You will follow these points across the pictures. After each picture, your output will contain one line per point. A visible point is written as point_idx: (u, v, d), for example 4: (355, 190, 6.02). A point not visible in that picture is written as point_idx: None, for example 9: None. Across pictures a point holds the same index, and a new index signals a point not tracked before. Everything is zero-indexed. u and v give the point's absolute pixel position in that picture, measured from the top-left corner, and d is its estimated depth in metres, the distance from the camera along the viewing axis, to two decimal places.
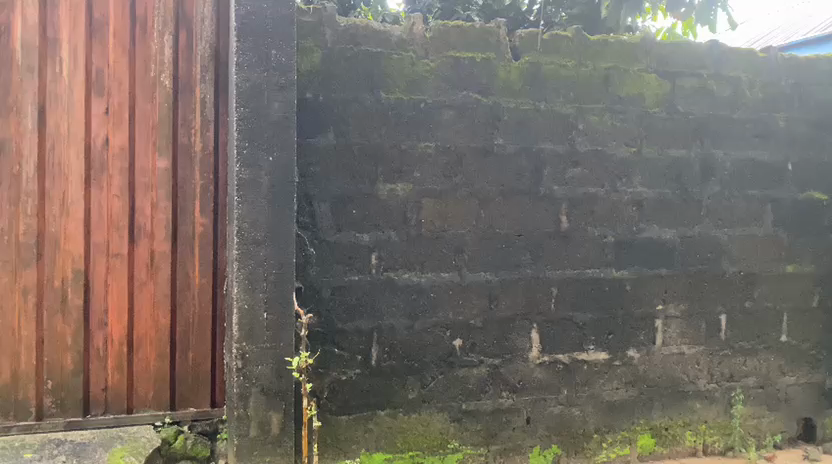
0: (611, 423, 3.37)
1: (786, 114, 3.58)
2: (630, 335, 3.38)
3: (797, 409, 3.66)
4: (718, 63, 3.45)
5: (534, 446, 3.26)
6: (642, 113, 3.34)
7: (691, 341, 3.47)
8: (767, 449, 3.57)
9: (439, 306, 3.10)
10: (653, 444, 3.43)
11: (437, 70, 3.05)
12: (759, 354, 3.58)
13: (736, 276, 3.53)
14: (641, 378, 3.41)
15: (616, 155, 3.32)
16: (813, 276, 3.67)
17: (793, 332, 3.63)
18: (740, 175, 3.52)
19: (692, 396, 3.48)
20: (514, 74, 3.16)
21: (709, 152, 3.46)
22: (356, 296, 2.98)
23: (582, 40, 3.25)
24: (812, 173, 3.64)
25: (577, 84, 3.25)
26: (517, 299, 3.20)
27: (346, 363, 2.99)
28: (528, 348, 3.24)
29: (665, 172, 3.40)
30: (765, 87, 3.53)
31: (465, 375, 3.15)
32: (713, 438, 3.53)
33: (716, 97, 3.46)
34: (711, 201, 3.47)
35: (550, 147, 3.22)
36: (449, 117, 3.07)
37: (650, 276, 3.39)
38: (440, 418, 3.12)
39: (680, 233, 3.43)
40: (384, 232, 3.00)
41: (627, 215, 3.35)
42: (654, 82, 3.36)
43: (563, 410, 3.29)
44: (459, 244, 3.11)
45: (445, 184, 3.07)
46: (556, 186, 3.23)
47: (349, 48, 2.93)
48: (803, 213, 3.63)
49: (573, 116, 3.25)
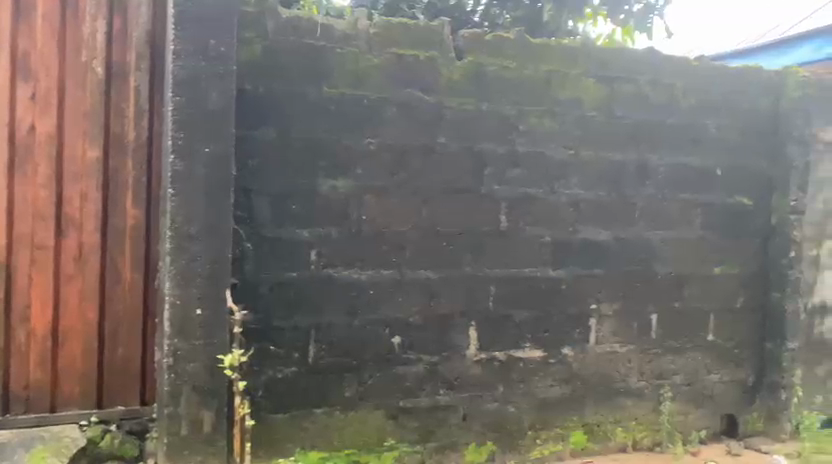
0: (545, 420, 3.43)
1: (717, 122, 3.72)
2: (566, 333, 3.45)
3: (722, 405, 3.81)
4: (654, 70, 3.55)
5: (470, 443, 3.28)
6: (580, 117, 3.41)
7: (623, 339, 3.57)
8: (693, 444, 3.70)
9: (379, 304, 3.08)
10: (586, 440, 3.51)
11: (381, 67, 3.03)
12: (687, 352, 3.71)
13: (667, 277, 3.65)
14: (575, 375, 3.48)
15: (556, 157, 3.37)
16: (738, 277, 3.83)
17: (719, 331, 3.79)
18: (673, 179, 3.64)
19: (623, 393, 3.58)
20: (458, 74, 3.17)
21: (644, 156, 3.56)
22: (295, 293, 2.93)
23: (524, 44, 3.29)
24: (740, 179, 3.80)
25: (519, 85, 3.28)
26: (456, 298, 3.22)
27: (283, 360, 2.94)
28: (467, 346, 3.26)
29: (602, 174, 3.48)
30: (698, 96, 3.66)
31: (403, 373, 3.15)
32: (643, 434, 3.63)
33: (651, 104, 3.56)
34: (646, 204, 3.58)
35: (492, 147, 3.24)
36: (392, 114, 3.06)
37: (586, 276, 3.47)
38: (377, 416, 3.11)
39: (615, 234, 3.52)
40: (324, 228, 2.96)
41: (565, 215, 3.41)
42: (593, 87, 3.43)
43: (499, 407, 3.33)
44: (400, 242, 3.10)
45: (387, 180, 3.06)
46: (497, 186, 3.26)
47: (291, 40, 2.87)
48: (731, 217, 3.79)
49: (515, 117, 3.28)
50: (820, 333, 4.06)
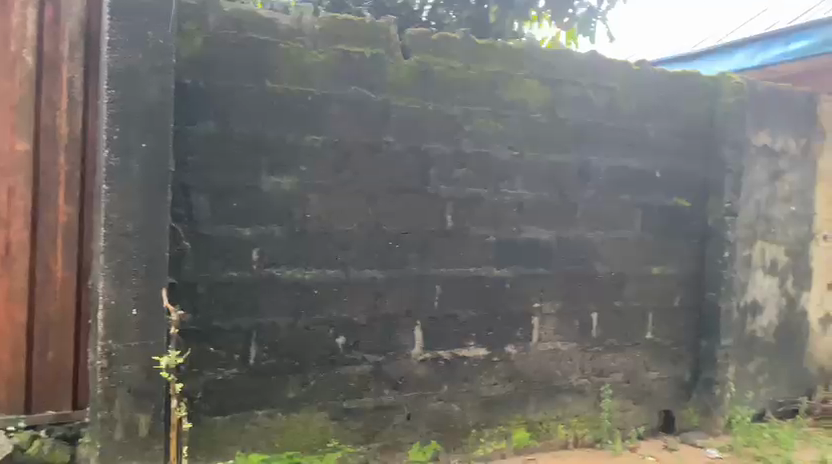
0: (489, 418, 3.46)
1: (655, 125, 3.82)
2: (510, 331, 3.49)
3: (658, 401, 3.93)
4: (596, 73, 3.62)
5: (414, 443, 3.27)
6: (524, 118, 3.45)
7: (564, 337, 3.63)
8: (631, 440, 3.80)
9: (323, 304, 3.04)
10: (528, 438, 3.55)
11: (326, 64, 2.98)
12: (626, 350, 3.81)
13: (607, 276, 3.73)
14: (518, 374, 3.52)
15: (501, 158, 3.40)
16: (674, 277, 3.95)
17: (656, 329, 3.90)
18: (613, 180, 3.72)
19: (565, 391, 3.65)
20: (403, 73, 3.16)
21: (585, 158, 3.63)
22: (236, 293, 2.86)
23: (470, 44, 3.30)
24: (677, 182, 3.92)
25: (464, 86, 3.29)
26: (402, 297, 3.21)
27: (223, 362, 2.86)
28: (412, 346, 3.25)
29: (546, 176, 3.53)
30: (637, 100, 3.75)
31: (347, 374, 3.11)
32: (583, 431, 3.71)
33: (593, 106, 3.63)
34: (587, 205, 3.65)
35: (438, 146, 3.24)
36: (337, 111, 3.01)
37: (529, 275, 3.51)
38: (321, 418, 3.07)
39: (557, 234, 3.58)
40: (266, 226, 2.90)
41: (509, 216, 3.44)
42: (536, 88, 3.47)
43: (443, 407, 3.34)
44: (345, 241, 3.06)
45: (333, 179, 3.02)
46: (443, 186, 3.27)
47: (234, 34, 2.80)
48: (668, 219, 3.90)
49: (461, 117, 3.29)
50: (751, 330, 4.22)
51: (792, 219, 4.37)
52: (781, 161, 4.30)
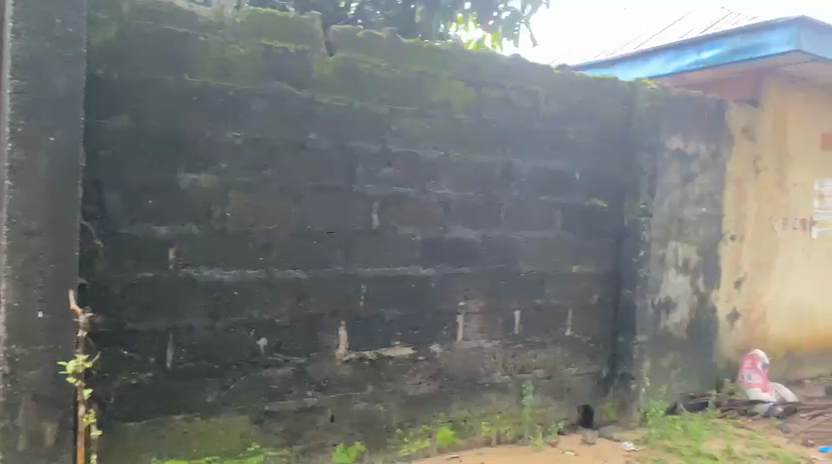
0: (414, 417, 3.46)
1: (575, 128, 3.92)
2: (435, 330, 3.50)
3: (578, 397, 4.04)
4: (519, 75, 3.68)
5: (338, 444, 3.24)
6: (450, 118, 3.47)
7: (488, 336, 3.68)
8: (552, 435, 3.89)
9: (244, 305, 2.96)
10: (452, 436, 3.57)
11: (248, 58, 2.90)
12: (547, 346, 3.90)
13: (529, 275, 3.80)
14: (443, 372, 3.54)
15: (427, 157, 3.41)
16: (593, 275, 4.07)
17: (576, 326, 4.01)
18: (536, 181, 3.79)
19: (488, 389, 3.69)
20: (329, 70, 3.11)
21: (509, 159, 3.68)
22: (151, 294, 2.75)
23: (395, 43, 3.29)
24: (596, 183, 4.04)
25: (391, 84, 3.28)
26: (326, 297, 3.16)
27: (137, 366, 2.74)
28: (336, 346, 3.21)
29: (471, 175, 3.56)
30: (558, 102, 3.83)
31: (269, 376, 3.04)
32: (506, 427, 3.76)
33: (517, 108, 3.68)
34: (511, 205, 3.71)
35: (363, 145, 3.21)
36: (259, 107, 2.94)
37: (454, 274, 3.53)
38: (242, 421, 2.99)
39: (482, 233, 3.62)
40: (184, 225, 2.80)
41: (435, 215, 3.45)
42: (462, 89, 3.49)
43: (367, 407, 3.32)
44: (267, 240, 2.99)
45: (255, 176, 2.94)
46: (369, 185, 3.24)
47: (150, 25, 2.68)
48: (587, 219, 4.02)
49: (387, 116, 3.27)
50: (666, 326, 4.39)
51: (702, 220, 4.58)
52: (693, 165, 4.50)
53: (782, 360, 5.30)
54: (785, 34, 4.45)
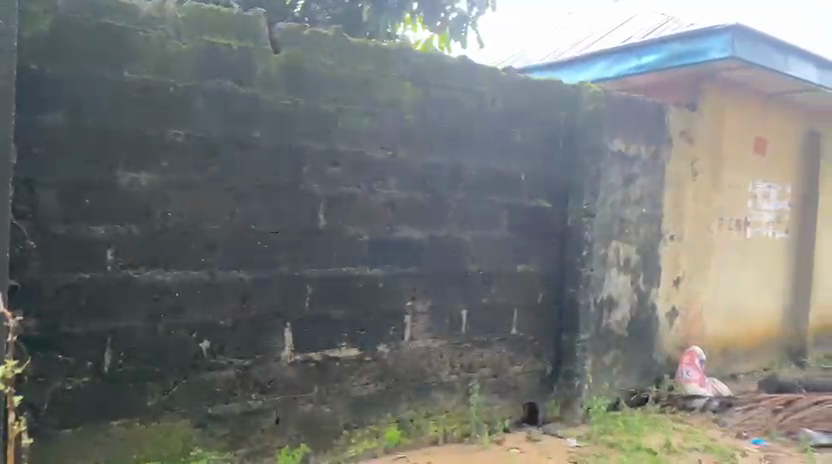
0: (360, 418, 3.44)
1: (521, 129, 3.97)
2: (382, 331, 3.49)
3: (523, 394, 4.10)
4: (466, 77, 3.70)
5: (283, 447, 3.19)
6: (397, 118, 3.46)
7: (435, 335, 3.69)
8: (497, 433, 3.93)
9: (186, 306, 2.89)
10: (399, 436, 3.57)
11: (190, 55, 2.84)
12: (493, 345, 3.94)
13: (476, 274, 3.83)
14: (389, 372, 3.53)
15: (374, 157, 3.39)
16: (538, 275, 4.12)
17: (522, 324, 4.06)
18: (482, 182, 3.82)
19: (435, 388, 3.70)
20: (274, 68, 3.06)
21: (456, 160, 3.70)
22: (88, 296, 2.66)
23: (342, 42, 3.26)
24: (541, 184, 4.10)
25: (338, 83, 3.25)
26: (271, 298, 3.12)
27: (73, 370, 2.65)
28: (281, 347, 3.17)
29: (418, 175, 3.56)
30: (504, 104, 3.88)
31: (212, 379, 2.98)
32: (453, 426, 3.78)
33: (464, 109, 3.71)
34: (457, 205, 3.73)
35: (309, 144, 3.18)
36: (202, 105, 2.87)
37: (401, 274, 3.53)
38: (183, 425, 2.92)
39: (429, 234, 3.62)
40: (123, 225, 2.71)
41: (382, 215, 3.44)
42: (409, 89, 3.49)
43: (313, 409, 3.28)
44: (211, 240, 2.93)
45: (198, 175, 2.88)
46: (315, 184, 3.21)
47: (88, 18, 2.59)
48: (532, 219, 4.07)
49: (333, 115, 3.25)
50: (608, 324, 4.49)
51: (642, 220, 4.70)
52: (634, 167, 4.61)
53: (718, 356, 5.48)
54: (722, 40, 4.60)
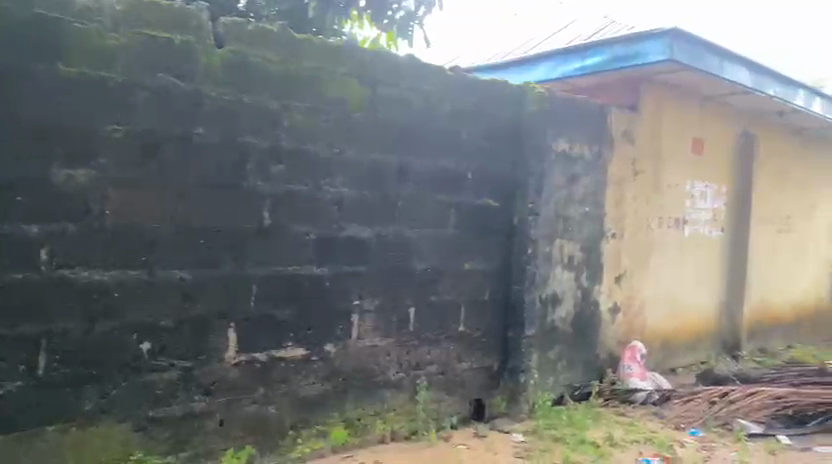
0: (307, 418, 3.41)
1: (467, 128, 4.00)
2: (328, 330, 3.46)
3: (470, 391, 4.13)
4: (413, 75, 3.70)
5: (227, 449, 3.14)
6: (344, 115, 3.44)
7: (382, 334, 3.68)
8: (445, 429, 3.95)
9: (125, 307, 2.81)
10: (346, 435, 3.55)
11: (129, 48, 2.76)
12: (440, 343, 3.95)
13: (423, 272, 3.84)
14: (336, 372, 3.51)
15: (321, 155, 3.36)
16: (485, 272, 4.16)
17: (469, 322, 4.09)
18: (429, 180, 3.84)
19: (382, 387, 3.69)
20: (217, 63, 3.00)
21: (403, 158, 3.70)
22: (20, 298, 2.55)
23: (287, 37, 3.22)
24: (487, 182, 4.14)
25: (282, 80, 3.20)
26: (214, 298, 3.05)
27: (4, 375, 2.54)
28: (226, 348, 3.11)
29: (365, 173, 3.55)
30: (451, 102, 3.89)
31: (153, 382, 2.90)
32: (400, 425, 3.78)
33: (410, 107, 3.71)
34: (405, 203, 3.73)
35: (254, 141, 3.13)
36: (142, 100, 2.80)
37: (348, 272, 3.51)
38: (123, 429, 2.84)
39: (376, 232, 3.61)
40: (58, 223, 2.62)
41: (328, 214, 3.41)
42: (356, 87, 3.47)
43: (259, 409, 3.23)
44: (151, 239, 2.85)
45: (137, 173, 2.80)
46: (260, 182, 3.16)
47: (19, 8, 2.49)
48: (479, 217, 4.11)
49: (278, 112, 3.20)
50: (553, 320, 4.56)
51: (586, 218, 4.79)
52: (577, 166, 4.69)
53: (659, 350, 5.63)
54: (661, 43, 4.72)
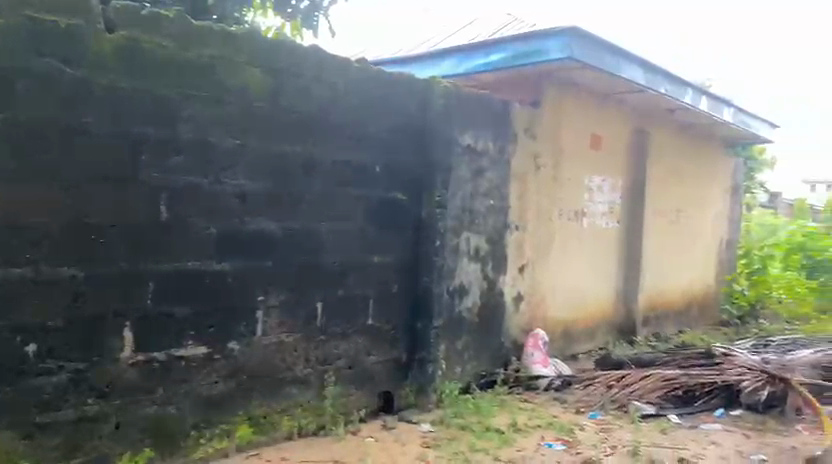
0: (210, 418, 3.31)
1: (374, 121, 3.99)
2: (232, 326, 3.37)
3: (379, 384, 4.14)
4: (318, 66, 3.64)
5: (124, 453, 3.00)
6: (247, 106, 3.35)
7: (289, 329, 3.63)
8: (353, 423, 3.94)
9: (8, 307, 2.63)
10: (251, 434, 3.48)
11: (10, 31, 2.57)
12: (349, 337, 3.94)
13: (330, 266, 3.81)
14: (240, 369, 3.43)
15: (222, 146, 3.27)
16: (392, 265, 4.17)
17: (377, 315, 4.10)
18: (336, 173, 3.80)
19: (289, 383, 3.64)
20: (108, 49, 2.85)
21: (309, 150, 3.65)
22: None
23: (185, 24, 3.09)
24: (393, 175, 4.15)
25: (180, 68, 3.08)
26: (108, 296, 2.91)
27: None
28: (121, 348, 2.97)
29: (270, 166, 3.48)
30: (357, 95, 3.87)
31: (41, 385, 2.74)
32: (308, 420, 3.74)
33: (316, 98, 3.66)
34: (311, 196, 3.68)
35: (150, 132, 3.00)
36: (25, 86, 2.62)
37: (252, 267, 3.43)
38: (7, 437, 2.66)
39: (282, 226, 3.55)
40: None
41: (231, 207, 3.33)
42: (259, 77, 3.38)
43: (158, 411, 3.12)
44: (36, 235, 2.68)
45: (20, 164, 2.62)
46: (156, 174, 3.03)
47: None
48: (386, 210, 4.12)
49: (176, 101, 3.08)
50: (461, 311, 4.63)
51: (491, 211, 4.89)
52: (483, 159, 4.78)
53: (560, 338, 5.83)
54: (560, 42, 4.87)
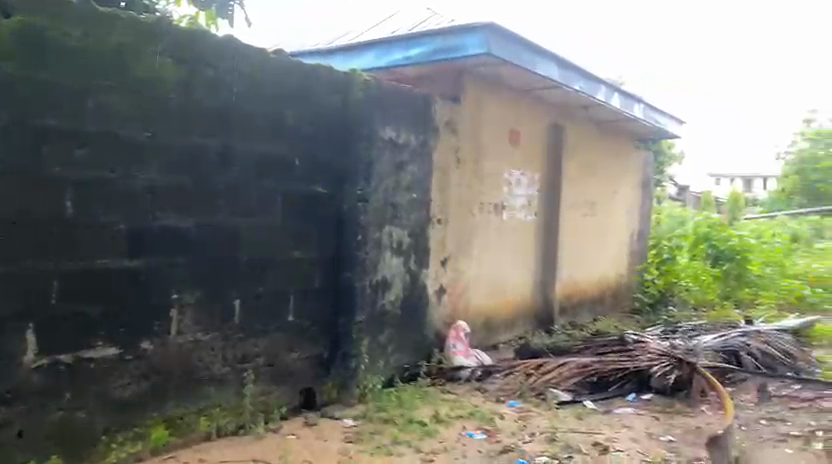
0: (122, 422, 3.19)
1: (291, 114, 3.92)
2: (144, 326, 3.26)
3: (300, 381, 4.09)
4: (234, 57, 3.55)
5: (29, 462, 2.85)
6: (157, 97, 3.23)
7: (205, 327, 3.53)
8: (274, 421, 3.89)
9: None
10: (167, 436, 3.38)
11: None
12: (268, 333, 3.88)
13: (248, 262, 3.74)
14: (154, 370, 3.31)
15: (131, 139, 3.14)
16: (313, 260, 4.13)
17: (298, 311, 4.05)
18: (253, 167, 3.73)
19: (206, 382, 3.55)
20: (6, 34, 2.68)
21: (224, 143, 3.56)
22: None
23: (90, 9, 2.94)
24: (313, 169, 4.10)
25: (84, 56, 2.93)
26: (8, 297, 2.74)
27: None
28: (23, 352, 2.81)
29: (183, 160, 3.37)
30: (274, 87, 3.80)
31: None
32: (226, 419, 3.66)
33: (232, 90, 3.57)
34: (227, 190, 3.59)
35: (52, 123, 2.84)
36: None
37: (165, 264, 3.32)
38: None
39: (197, 221, 3.45)
40: None
41: (142, 202, 3.21)
42: (171, 67, 3.27)
43: (66, 416, 2.97)
44: None
45: None
46: (59, 168, 2.88)
47: None
48: (306, 205, 4.07)
49: (81, 91, 2.93)
50: (384, 305, 4.63)
51: (412, 204, 4.91)
52: (404, 153, 4.79)
53: (481, 329, 5.93)
54: (477, 39, 4.94)
